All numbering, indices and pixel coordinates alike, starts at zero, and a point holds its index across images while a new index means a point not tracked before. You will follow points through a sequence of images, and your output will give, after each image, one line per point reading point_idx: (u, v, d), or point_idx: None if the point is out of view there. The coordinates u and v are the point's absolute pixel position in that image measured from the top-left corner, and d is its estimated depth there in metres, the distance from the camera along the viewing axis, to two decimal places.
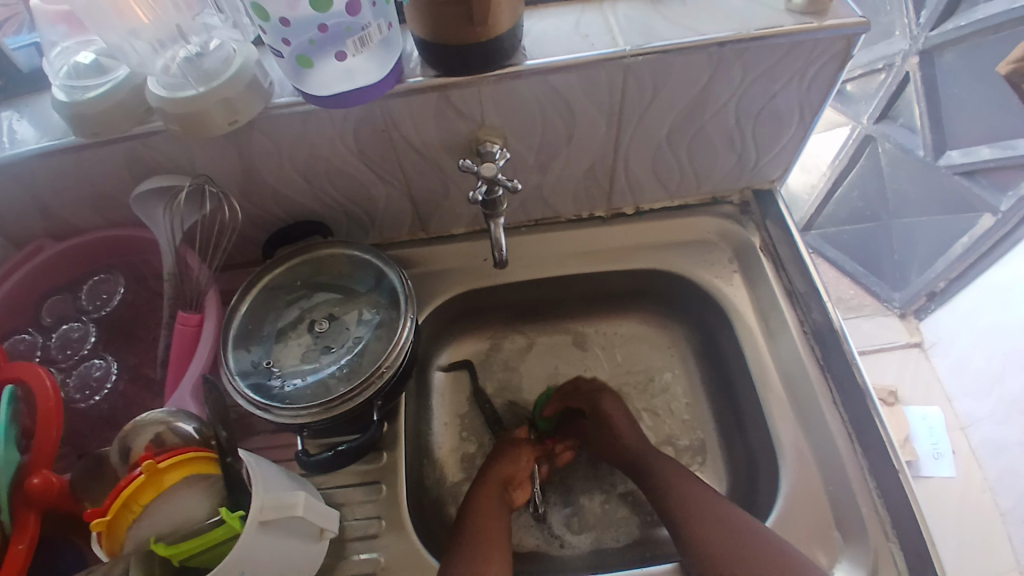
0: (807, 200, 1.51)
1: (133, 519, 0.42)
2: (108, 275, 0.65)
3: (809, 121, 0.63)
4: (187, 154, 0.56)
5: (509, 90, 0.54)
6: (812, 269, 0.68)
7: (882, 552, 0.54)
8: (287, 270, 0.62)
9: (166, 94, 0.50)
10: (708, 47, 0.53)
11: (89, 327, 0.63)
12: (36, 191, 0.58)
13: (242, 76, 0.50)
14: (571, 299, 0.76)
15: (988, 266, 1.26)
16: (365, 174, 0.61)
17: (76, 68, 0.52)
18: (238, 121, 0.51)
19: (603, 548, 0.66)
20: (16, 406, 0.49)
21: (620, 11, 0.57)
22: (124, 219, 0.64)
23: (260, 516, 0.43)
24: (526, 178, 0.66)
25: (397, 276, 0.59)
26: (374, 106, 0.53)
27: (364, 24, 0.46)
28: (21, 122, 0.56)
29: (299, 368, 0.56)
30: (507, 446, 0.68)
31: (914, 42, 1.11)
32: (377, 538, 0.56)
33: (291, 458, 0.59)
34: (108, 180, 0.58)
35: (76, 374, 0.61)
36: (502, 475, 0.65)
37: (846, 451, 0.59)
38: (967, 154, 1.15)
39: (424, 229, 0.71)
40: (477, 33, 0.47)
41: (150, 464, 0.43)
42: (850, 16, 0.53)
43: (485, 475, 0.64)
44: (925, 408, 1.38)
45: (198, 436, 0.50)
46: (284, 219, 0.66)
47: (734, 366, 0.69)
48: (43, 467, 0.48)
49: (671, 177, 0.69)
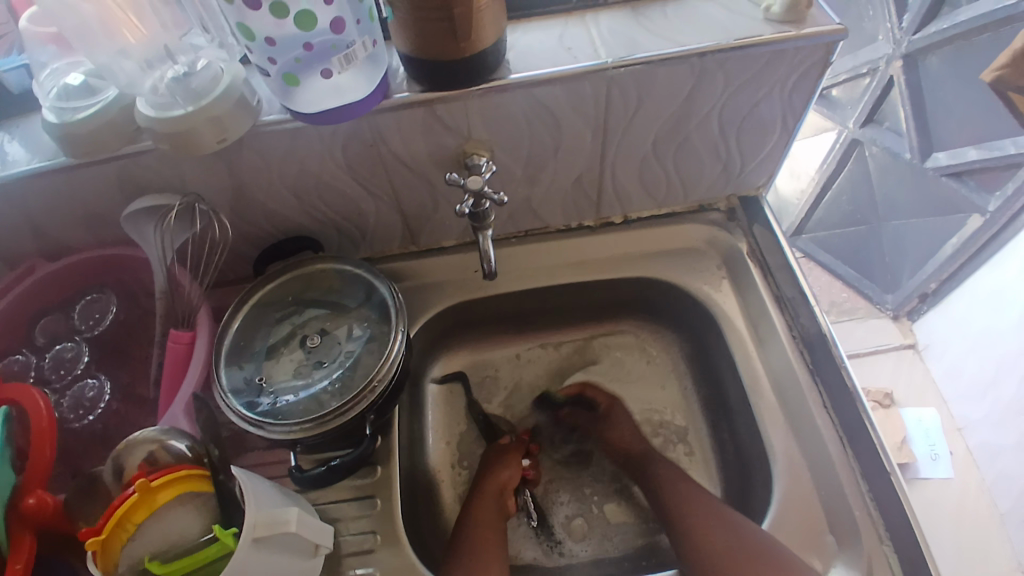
0: (797, 205, 1.52)
1: (126, 539, 0.42)
2: (100, 295, 0.65)
3: (792, 127, 0.64)
4: (177, 173, 0.56)
5: (495, 104, 0.55)
6: (801, 274, 0.69)
7: (876, 556, 0.54)
8: (277, 286, 0.62)
9: (155, 115, 0.50)
10: (690, 58, 0.54)
11: (82, 347, 0.63)
12: (28, 211, 0.58)
13: (230, 95, 0.50)
14: (563, 309, 0.77)
15: (979, 266, 1.27)
16: (355, 190, 0.62)
17: (65, 89, 0.52)
18: (227, 139, 0.51)
19: (605, 558, 0.66)
20: (9, 427, 0.49)
21: (603, 23, 0.58)
22: (115, 237, 0.64)
23: (254, 533, 0.43)
24: (515, 190, 0.66)
25: (387, 290, 0.60)
26: (361, 122, 0.54)
27: (349, 42, 0.47)
28: (13, 142, 0.57)
29: (291, 384, 0.56)
30: (496, 454, 0.69)
31: (897, 47, 1.13)
32: (372, 553, 0.56)
33: (285, 474, 0.59)
34: (98, 199, 0.58)
35: (70, 395, 0.60)
36: (499, 482, 0.65)
37: (838, 456, 0.59)
38: (953, 156, 1.17)
39: (415, 242, 0.72)
40: (461, 48, 0.48)
41: (142, 482, 0.43)
42: (828, 24, 0.54)
43: (480, 487, 0.65)
44: (920, 410, 1.39)
45: (189, 453, 0.50)
46: (275, 235, 0.66)
47: (726, 372, 0.69)
48: (38, 486, 0.48)
49: (659, 186, 0.69)
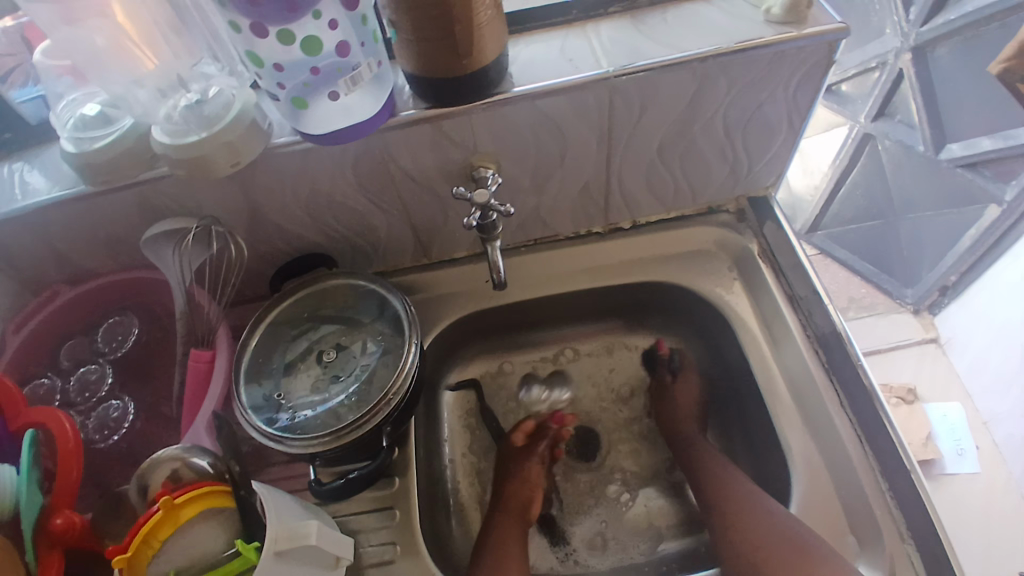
0: (811, 203, 1.50)
1: (152, 555, 0.43)
2: (122, 317, 0.66)
3: (799, 126, 0.64)
4: (191, 197, 0.58)
5: (499, 117, 0.55)
6: (813, 274, 0.68)
7: (899, 556, 0.54)
8: (292, 303, 0.63)
9: (170, 141, 0.51)
10: (692, 63, 0.54)
11: (106, 369, 0.64)
12: (48, 238, 0.60)
13: (242, 119, 0.52)
14: (579, 316, 0.77)
15: (998, 258, 1.25)
16: (366, 207, 0.63)
17: (83, 119, 0.55)
18: (241, 163, 0.53)
19: (631, 563, 0.66)
20: (35, 450, 0.50)
21: (604, 32, 0.59)
22: (134, 261, 0.66)
23: (275, 546, 0.44)
24: (523, 200, 0.67)
25: (399, 303, 0.61)
26: (369, 140, 0.55)
27: (355, 64, 0.48)
28: (32, 172, 0.59)
29: (309, 399, 0.57)
30: (519, 462, 0.69)
31: (906, 39, 1.11)
32: (394, 563, 0.57)
33: (305, 488, 0.60)
34: (117, 224, 0.60)
35: (94, 417, 0.62)
36: (520, 500, 0.66)
37: (857, 456, 0.58)
38: (967, 147, 1.15)
39: (427, 255, 0.73)
40: (465, 65, 0.49)
41: (167, 500, 0.44)
42: (830, 22, 0.54)
43: (502, 505, 0.65)
44: (945, 406, 1.36)
45: (212, 469, 0.51)
46: (289, 253, 0.67)
47: (741, 374, 0.69)
48: (66, 506, 0.50)
49: (666, 191, 0.70)
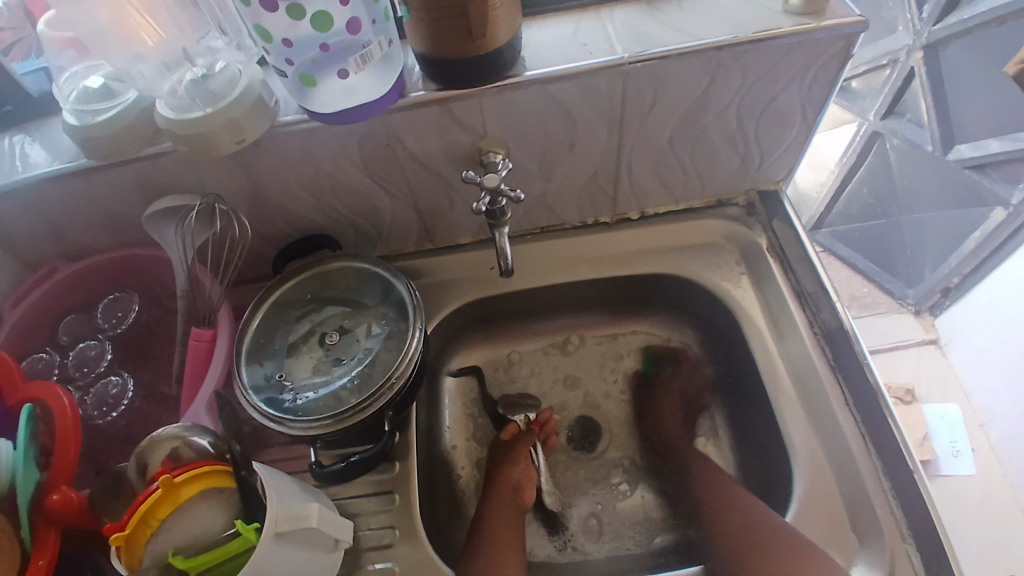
0: (815, 199, 1.46)
1: (150, 534, 0.43)
2: (122, 295, 0.66)
3: (811, 120, 0.63)
4: (195, 175, 0.57)
5: (510, 100, 0.55)
6: (822, 270, 0.68)
7: (899, 553, 0.53)
8: (296, 284, 0.62)
9: (174, 116, 0.51)
10: (707, 51, 0.53)
11: (105, 345, 0.64)
12: (48, 214, 0.60)
13: (248, 95, 0.51)
14: (582, 306, 0.77)
15: (1006, 258, 1.25)
16: (372, 189, 0.62)
17: (85, 93, 0.54)
18: (244, 140, 0.52)
19: (626, 554, 0.66)
20: (33, 426, 0.49)
21: (618, 17, 0.58)
22: (135, 238, 0.65)
23: (275, 528, 0.44)
24: (530, 186, 0.66)
25: (404, 288, 0.60)
26: (376, 121, 0.54)
27: (365, 42, 0.47)
28: (32, 146, 0.58)
29: (311, 381, 0.57)
30: (506, 449, 0.68)
31: (917, 37, 1.09)
32: (392, 548, 0.56)
33: (305, 470, 0.60)
34: (119, 201, 0.59)
35: (93, 393, 0.61)
36: (511, 482, 0.64)
37: (859, 453, 0.58)
38: (976, 148, 1.15)
39: (431, 239, 0.72)
40: (477, 46, 0.48)
41: (166, 478, 0.44)
42: (848, 15, 0.54)
43: (495, 488, 0.64)
44: (942, 406, 1.37)
45: (212, 449, 0.50)
46: (292, 234, 0.67)
47: (744, 368, 0.68)
48: (62, 484, 0.49)
49: (675, 181, 0.69)
